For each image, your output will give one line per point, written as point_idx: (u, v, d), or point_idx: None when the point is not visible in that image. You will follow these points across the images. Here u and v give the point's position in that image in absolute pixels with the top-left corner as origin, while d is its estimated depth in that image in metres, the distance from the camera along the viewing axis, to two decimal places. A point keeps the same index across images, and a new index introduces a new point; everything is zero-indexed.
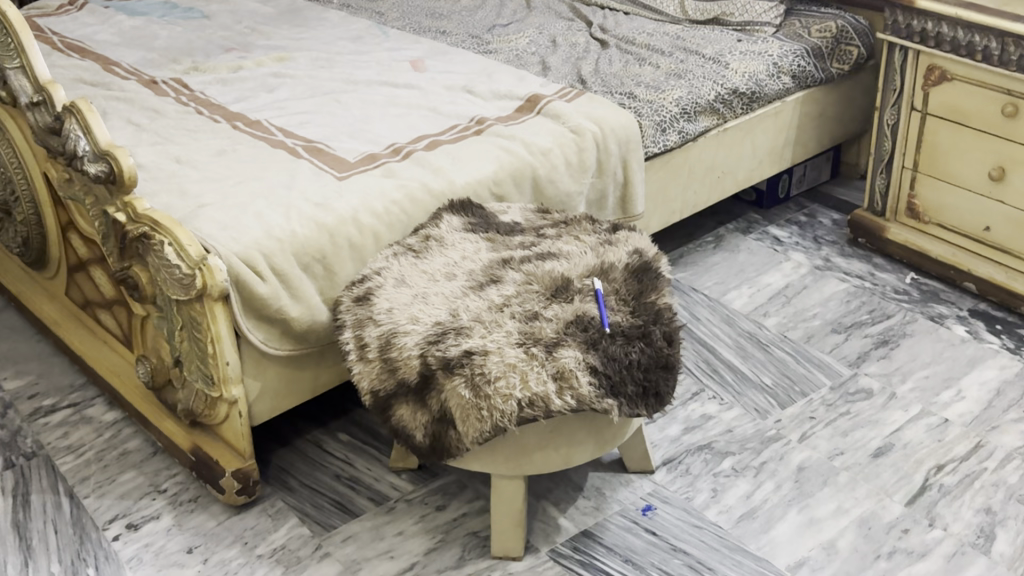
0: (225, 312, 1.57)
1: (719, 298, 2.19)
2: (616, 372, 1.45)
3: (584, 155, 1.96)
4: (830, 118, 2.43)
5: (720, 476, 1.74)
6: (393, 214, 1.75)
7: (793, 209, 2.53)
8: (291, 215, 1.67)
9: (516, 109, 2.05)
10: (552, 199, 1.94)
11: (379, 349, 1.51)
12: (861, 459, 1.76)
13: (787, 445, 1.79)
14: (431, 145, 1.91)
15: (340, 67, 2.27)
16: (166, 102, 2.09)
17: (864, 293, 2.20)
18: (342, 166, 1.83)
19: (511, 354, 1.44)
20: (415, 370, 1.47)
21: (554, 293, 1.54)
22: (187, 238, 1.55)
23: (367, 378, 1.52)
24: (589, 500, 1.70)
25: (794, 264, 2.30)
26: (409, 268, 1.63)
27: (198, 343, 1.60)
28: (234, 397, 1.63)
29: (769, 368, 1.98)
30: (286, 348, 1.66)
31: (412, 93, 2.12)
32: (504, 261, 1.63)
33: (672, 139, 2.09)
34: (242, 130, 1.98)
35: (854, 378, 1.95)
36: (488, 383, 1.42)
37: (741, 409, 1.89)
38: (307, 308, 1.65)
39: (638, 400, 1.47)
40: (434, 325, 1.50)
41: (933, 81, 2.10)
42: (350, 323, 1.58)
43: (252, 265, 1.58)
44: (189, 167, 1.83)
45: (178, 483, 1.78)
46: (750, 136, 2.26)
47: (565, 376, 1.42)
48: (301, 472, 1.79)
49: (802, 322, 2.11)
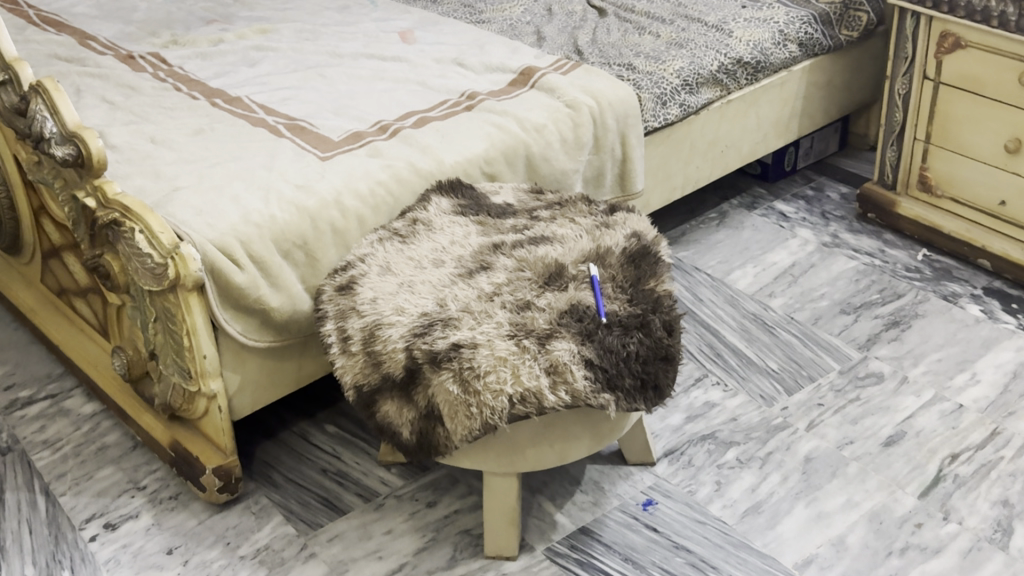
0: (201, 303, 1.49)
1: (723, 278, 2.10)
2: (613, 365, 1.37)
3: (579, 132, 1.87)
4: (838, 88, 2.33)
5: (724, 468, 1.66)
6: (378, 196, 1.66)
7: (800, 182, 2.43)
8: (270, 199, 1.59)
9: (509, 82, 1.95)
10: (547, 177, 1.85)
11: (363, 342, 1.43)
12: (872, 448, 1.68)
13: (794, 434, 1.71)
14: (420, 122, 1.82)
15: (325, 39, 2.17)
16: (142, 78, 2.01)
17: (874, 271, 2.11)
18: (326, 145, 1.75)
19: (501, 347, 1.36)
20: (400, 364, 1.39)
21: (547, 281, 1.45)
22: (159, 224, 1.48)
23: (351, 372, 1.44)
24: (587, 495, 1.62)
25: (801, 241, 2.21)
26: (394, 255, 1.54)
27: (173, 335, 1.52)
28: (213, 390, 1.55)
29: (775, 351, 1.90)
30: (266, 339, 1.58)
31: (400, 67, 2.02)
32: (495, 246, 1.54)
33: (672, 113, 1.99)
34: (222, 108, 1.89)
35: (864, 362, 1.86)
36: (477, 378, 1.34)
37: (745, 396, 1.80)
38: (287, 297, 1.57)
39: (636, 393, 1.38)
40: (420, 317, 1.41)
41: (947, 48, 2.00)
42: (333, 314, 1.49)
43: (228, 253, 1.50)
44: (165, 150, 1.75)
45: (158, 479, 1.70)
46: (755, 108, 2.16)
47: (559, 370, 1.34)
48: (287, 466, 1.71)
49: (810, 303, 2.02)
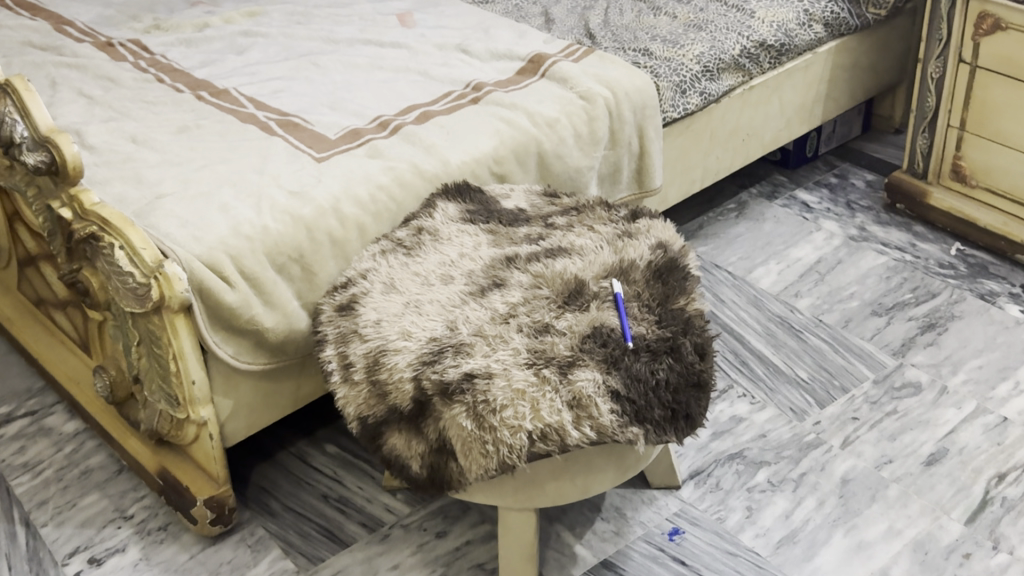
0: (189, 326, 1.36)
1: (745, 276, 1.98)
2: (641, 396, 1.24)
3: (594, 126, 1.73)
4: (865, 69, 2.19)
5: (755, 491, 1.54)
6: (379, 202, 1.53)
7: (822, 169, 2.30)
8: (262, 207, 1.46)
9: (518, 71, 1.81)
10: (561, 176, 1.72)
11: (366, 370, 1.30)
12: (912, 468, 1.56)
13: (829, 452, 1.60)
14: (422, 118, 1.68)
15: (317, 23, 2.03)
16: (122, 68, 1.87)
17: (905, 267, 1.99)
18: (322, 145, 1.62)
19: (519, 379, 1.24)
20: (408, 396, 1.27)
21: (567, 300, 1.33)
22: (140, 239, 1.35)
23: (353, 404, 1.31)
24: (608, 523, 1.50)
25: (826, 234, 2.08)
26: (399, 269, 1.41)
27: (159, 360, 1.40)
28: (203, 418, 1.42)
29: (804, 359, 1.78)
30: (259, 361, 1.45)
31: (399, 54, 1.88)
32: (508, 258, 1.41)
33: (693, 102, 1.85)
34: (208, 102, 1.75)
35: (900, 370, 1.75)
36: (493, 413, 1.22)
37: (774, 409, 1.69)
38: (282, 316, 1.44)
39: (667, 425, 1.26)
40: (429, 342, 1.29)
41: (985, 30, 1.86)
42: (332, 338, 1.36)
43: (218, 269, 1.38)
44: (147, 151, 1.62)
45: (146, 507, 1.58)
46: (779, 93, 2.02)
47: (583, 404, 1.22)
48: (284, 492, 1.59)
49: (839, 304, 1.90)
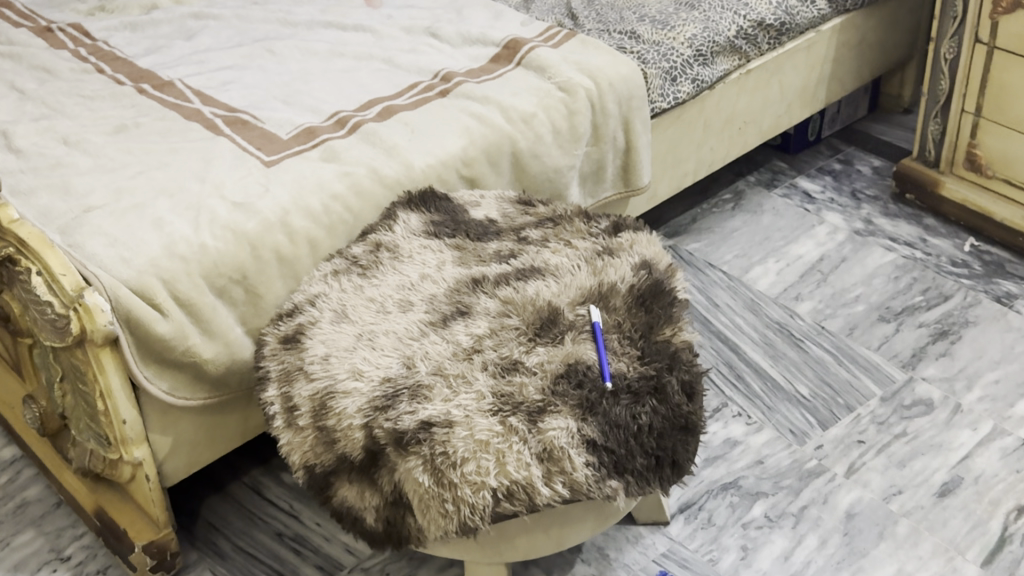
0: (116, 360, 1.22)
1: (741, 277, 1.83)
2: (621, 445, 1.10)
3: (575, 120, 1.57)
4: (872, 46, 2.02)
5: (751, 528, 1.40)
6: (334, 214, 1.38)
7: (826, 153, 2.14)
8: (201, 222, 1.31)
9: (491, 59, 1.65)
10: (538, 176, 1.56)
11: (313, 414, 1.16)
12: (923, 501, 1.42)
13: (832, 482, 1.46)
14: (385, 113, 1.52)
15: (275, 3, 1.86)
16: (59, 56, 1.70)
17: (915, 266, 1.83)
18: (272, 146, 1.46)
19: (482, 427, 1.09)
20: (358, 445, 1.12)
21: (539, 331, 1.18)
22: (59, 264, 1.19)
23: (298, 451, 1.17)
24: (589, 567, 1.37)
25: (829, 228, 1.93)
26: (352, 294, 1.26)
27: (86, 398, 1.26)
28: (137, 459, 1.28)
29: (805, 372, 1.63)
30: (199, 396, 1.31)
31: (362, 38, 1.72)
32: (475, 281, 1.26)
33: (684, 90, 1.69)
34: (151, 96, 1.60)
35: (910, 385, 1.60)
36: (453, 468, 1.08)
37: (772, 431, 1.54)
38: (222, 346, 1.30)
39: (651, 475, 1.12)
40: (382, 383, 1.14)
41: (1004, 8, 1.68)
42: (276, 375, 1.21)
43: (148, 296, 1.23)
44: (79, 155, 1.45)
45: (85, 548, 1.45)
46: (779, 76, 1.86)
47: (555, 457, 1.07)
48: (235, 530, 1.45)
49: (843, 308, 1.75)
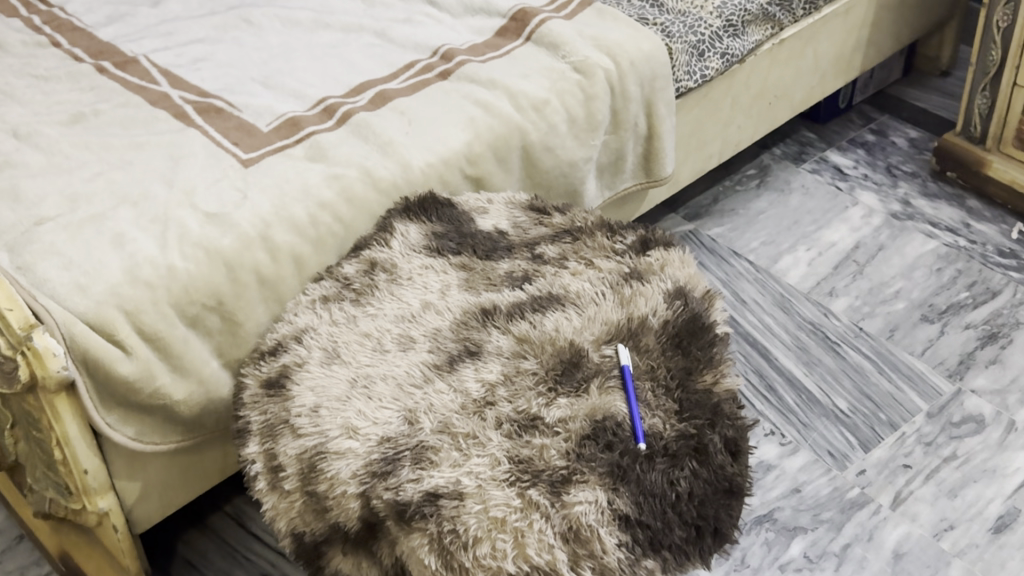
0: (74, 409, 1.05)
1: (769, 268, 1.67)
2: (658, 518, 0.95)
3: (593, 106, 1.39)
4: (912, 7, 1.84)
5: (790, 570, 1.26)
6: (322, 225, 1.22)
7: (857, 123, 1.98)
8: (168, 238, 1.13)
9: (497, 32, 1.47)
10: (551, 171, 1.39)
11: (300, 477, 1.01)
12: (978, 539, 1.28)
13: (877, 515, 1.32)
14: (378, 100, 1.35)
15: None
16: (9, 27, 1.51)
17: (958, 256, 1.68)
18: (250, 140, 1.28)
19: (497, 501, 0.92)
20: (354, 515, 0.97)
21: (559, 379, 1.02)
22: (5, 296, 1.00)
23: (285, 518, 1.02)
24: None
25: (864, 211, 1.77)
26: (344, 327, 1.10)
27: (41, 446, 1.10)
28: (103, 510, 1.13)
29: (843, 383, 1.49)
30: (171, 440, 1.16)
31: (352, 7, 1.54)
32: (484, 311, 1.10)
33: (712, 66, 1.50)
34: (112, 76, 1.41)
35: (959, 399, 1.46)
36: (464, 548, 0.91)
37: (809, 454, 1.40)
38: (196, 385, 1.14)
39: (692, 550, 0.97)
40: (381, 443, 0.98)
41: None
42: (258, 427, 1.06)
43: (109, 332, 1.06)
44: (29, 150, 1.26)
45: None
46: (814, 45, 1.68)
47: (583, 538, 0.92)
48: (216, 571, 1.31)
49: (883, 305, 1.60)
